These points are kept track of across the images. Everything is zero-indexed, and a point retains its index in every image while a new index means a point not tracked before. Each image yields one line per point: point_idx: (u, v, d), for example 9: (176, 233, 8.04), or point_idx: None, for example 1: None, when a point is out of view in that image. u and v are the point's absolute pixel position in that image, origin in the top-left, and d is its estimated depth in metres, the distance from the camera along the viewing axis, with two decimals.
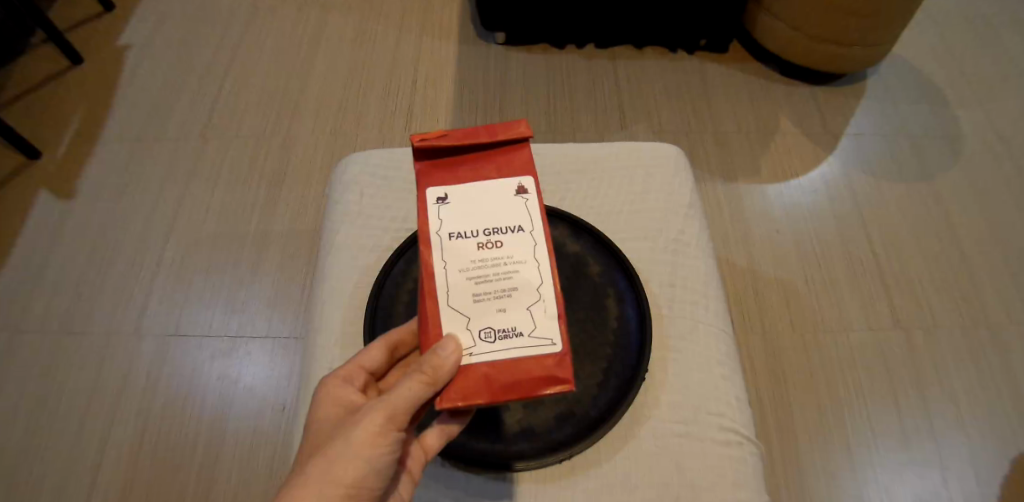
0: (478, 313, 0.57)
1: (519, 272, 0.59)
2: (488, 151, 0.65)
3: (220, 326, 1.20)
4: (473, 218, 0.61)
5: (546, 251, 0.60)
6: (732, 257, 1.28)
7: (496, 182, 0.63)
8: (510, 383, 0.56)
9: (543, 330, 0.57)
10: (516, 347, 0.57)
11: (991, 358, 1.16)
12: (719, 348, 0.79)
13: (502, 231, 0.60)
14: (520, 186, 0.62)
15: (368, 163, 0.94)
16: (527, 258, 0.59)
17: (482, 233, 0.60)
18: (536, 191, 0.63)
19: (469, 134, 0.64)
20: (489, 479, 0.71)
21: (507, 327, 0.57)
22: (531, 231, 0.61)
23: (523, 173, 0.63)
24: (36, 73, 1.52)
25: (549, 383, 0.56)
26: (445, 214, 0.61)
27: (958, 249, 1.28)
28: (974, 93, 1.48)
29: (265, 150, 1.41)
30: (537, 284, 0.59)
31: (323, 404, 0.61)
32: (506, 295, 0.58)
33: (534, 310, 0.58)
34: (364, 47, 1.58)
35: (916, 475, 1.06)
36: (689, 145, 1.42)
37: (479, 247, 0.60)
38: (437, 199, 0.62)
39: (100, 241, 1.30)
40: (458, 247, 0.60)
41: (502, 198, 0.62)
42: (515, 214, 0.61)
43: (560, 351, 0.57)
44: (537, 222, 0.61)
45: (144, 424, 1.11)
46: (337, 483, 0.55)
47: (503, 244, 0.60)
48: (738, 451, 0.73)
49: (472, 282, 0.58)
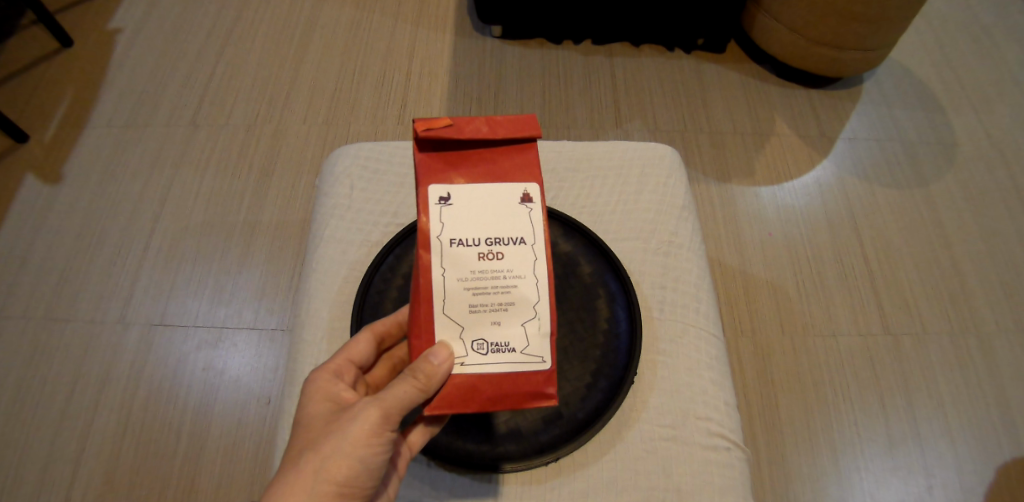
0: (472, 324, 0.57)
1: (518, 286, 0.58)
2: (493, 148, 0.61)
3: (207, 317, 1.19)
4: (477, 225, 0.58)
5: (546, 266, 0.59)
6: (724, 257, 1.27)
7: (501, 185, 0.59)
8: (498, 395, 0.58)
9: (534, 347, 0.58)
10: (508, 362, 0.57)
11: (980, 366, 1.17)
12: (710, 351, 0.79)
13: (504, 242, 0.58)
14: (525, 194, 0.60)
15: (360, 155, 0.92)
16: (527, 273, 0.58)
17: (484, 242, 0.58)
18: (541, 200, 0.60)
19: (475, 127, 0.60)
20: (474, 480, 0.70)
21: (501, 342, 0.57)
22: (532, 244, 0.59)
23: (529, 177, 0.60)
24: (25, 55, 1.49)
25: (534, 397, 0.58)
26: (447, 217, 0.58)
27: (951, 257, 1.28)
28: (970, 101, 1.49)
29: (256, 140, 1.40)
30: (534, 301, 0.58)
31: (311, 399, 0.60)
32: (502, 308, 0.57)
33: (528, 327, 0.58)
34: (359, 36, 1.56)
35: (901, 481, 1.07)
36: (683, 144, 1.42)
37: (480, 256, 0.58)
38: (439, 199, 0.58)
39: (86, 227, 1.28)
40: (458, 254, 0.58)
41: (506, 206, 0.59)
42: (518, 225, 0.59)
43: (549, 368, 0.58)
44: (539, 235, 0.59)
45: (127, 413, 1.10)
46: (330, 480, 0.56)
47: (504, 256, 0.58)
48: (725, 457, 0.73)
49: (469, 292, 0.57)
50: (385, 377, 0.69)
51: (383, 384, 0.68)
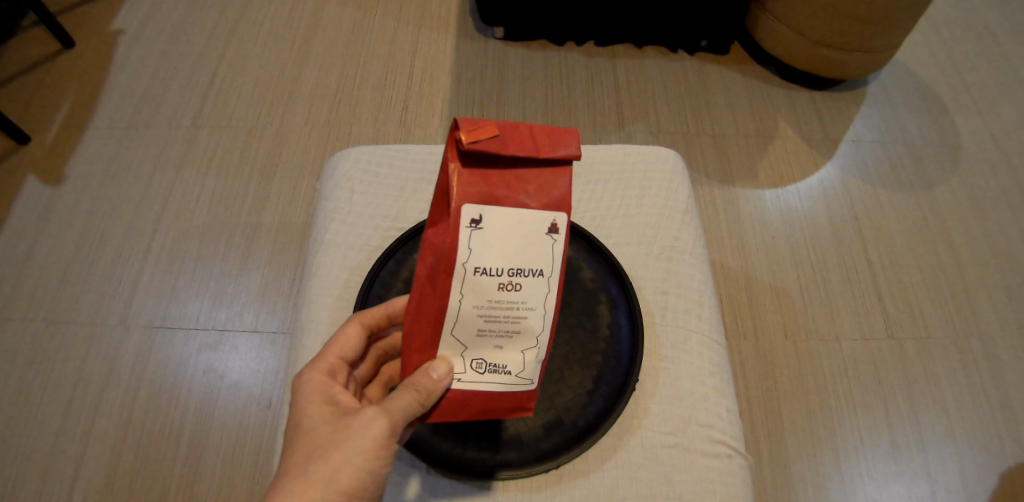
0: (475, 345, 0.57)
1: (528, 318, 0.56)
2: (531, 165, 0.55)
3: (208, 320, 1.19)
4: (503, 254, 0.54)
5: (556, 299, 0.57)
6: (727, 260, 1.27)
7: (533, 211, 0.55)
8: (485, 409, 0.59)
9: (528, 371, 0.58)
10: (501, 383, 0.58)
11: (983, 369, 1.16)
12: (712, 358, 0.78)
13: (525, 274, 0.55)
14: (553, 224, 0.55)
15: (362, 159, 0.92)
16: (537, 305, 0.56)
17: (506, 273, 0.55)
18: (567, 232, 0.56)
19: (520, 142, 0.54)
20: (473, 487, 0.70)
21: (499, 364, 0.57)
22: (549, 277, 0.56)
23: (564, 206, 0.55)
24: (27, 56, 1.49)
25: (517, 410, 0.61)
26: (475, 242, 0.53)
27: (956, 261, 1.27)
28: (975, 102, 1.48)
29: (257, 141, 1.39)
30: (539, 331, 0.57)
31: (309, 402, 0.59)
32: (507, 335, 0.56)
33: (527, 354, 0.58)
34: (361, 37, 1.56)
35: (904, 486, 1.06)
36: (687, 147, 1.41)
37: (499, 287, 0.55)
38: (470, 221, 0.53)
39: (88, 229, 1.28)
40: (479, 282, 0.54)
41: (533, 236, 0.55)
42: (541, 258, 0.55)
43: (534, 388, 0.60)
44: (558, 268, 0.56)
45: (128, 416, 1.10)
46: (339, 490, 0.55)
47: (522, 287, 0.55)
48: (727, 464, 0.72)
49: (480, 318, 0.55)
50: (369, 370, 0.69)
51: (368, 377, 0.69)
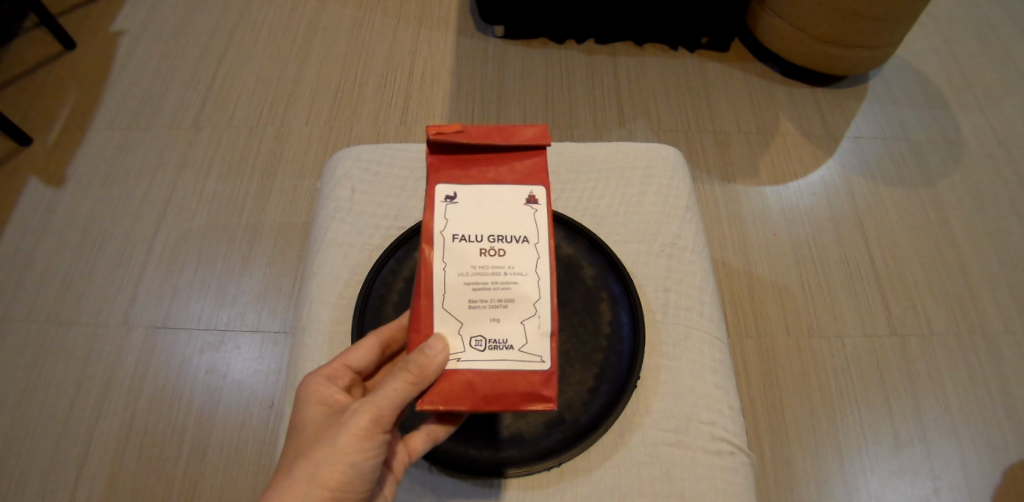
0: (472, 319, 0.57)
1: (518, 283, 0.57)
2: (502, 153, 0.62)
3: (209, 320, 1.19)
4: (481, 223, 0.59)
5: (549, 265, 0.58)
6: (728, 258, 1.26)
7: (507, 186, 0.60)
8: (494, 393, 0.56)
9: (533, 346, 0.57)
10: (505, 360, 0.57)
11: (986, 366, 1.15)
12: (714, 354, 0.78)
13: (507, 239, 0.58)
14: (531, 195, 0.60)
15: (362, 158, 0.92)
16: (528, 271, 0.58)
17: (487, 239, 0.58)
18: (547, 202, 0.60)
19: (486, 134, 0.61)
20: (476, 484, 0.70)
21: (498, 338, 0.57)
22: (535, 243, 0.59)
23: (536, 181, 0.61)
24: (28, 57, 1.49)
25: (534, 400, 0.57)
26: (452, 214, 0.58)
27: (958, 257, 1.27)
28: (976, 98, 1.47)
29: (257, 142, 1.39)
30: (534, 299, 0.57)
31: (305, 403, 0.60)
32: (501, 304, 0.57)
33: (528, 324, 0.57)
34: (361, 36, 1.56)
35: (907, 483, 1.06)
36: (688, 144, 1.41)
37: (482, 252, 0.58)
38: (445, 197, 0.59)
39: (89, 231, 1.28)
40: (460, 250, 0.58)
41: (510, 206, 0.59)
42: (523, 224, 0.59)
43: (548, 368, 0.57)
44: (544, 234, 0.59)
45: (131, 416, 1.10)
46: (323, 486, 0.55)
47: (506, 252, 0.58)
48: (729, 461, 0.72)
49: (469, 287, 0.57)
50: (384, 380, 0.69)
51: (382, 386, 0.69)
